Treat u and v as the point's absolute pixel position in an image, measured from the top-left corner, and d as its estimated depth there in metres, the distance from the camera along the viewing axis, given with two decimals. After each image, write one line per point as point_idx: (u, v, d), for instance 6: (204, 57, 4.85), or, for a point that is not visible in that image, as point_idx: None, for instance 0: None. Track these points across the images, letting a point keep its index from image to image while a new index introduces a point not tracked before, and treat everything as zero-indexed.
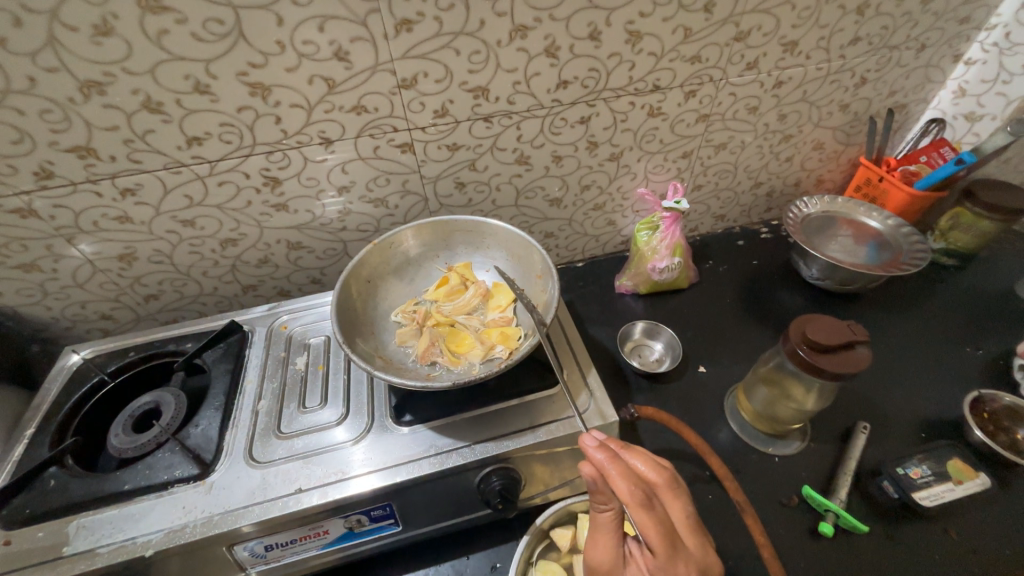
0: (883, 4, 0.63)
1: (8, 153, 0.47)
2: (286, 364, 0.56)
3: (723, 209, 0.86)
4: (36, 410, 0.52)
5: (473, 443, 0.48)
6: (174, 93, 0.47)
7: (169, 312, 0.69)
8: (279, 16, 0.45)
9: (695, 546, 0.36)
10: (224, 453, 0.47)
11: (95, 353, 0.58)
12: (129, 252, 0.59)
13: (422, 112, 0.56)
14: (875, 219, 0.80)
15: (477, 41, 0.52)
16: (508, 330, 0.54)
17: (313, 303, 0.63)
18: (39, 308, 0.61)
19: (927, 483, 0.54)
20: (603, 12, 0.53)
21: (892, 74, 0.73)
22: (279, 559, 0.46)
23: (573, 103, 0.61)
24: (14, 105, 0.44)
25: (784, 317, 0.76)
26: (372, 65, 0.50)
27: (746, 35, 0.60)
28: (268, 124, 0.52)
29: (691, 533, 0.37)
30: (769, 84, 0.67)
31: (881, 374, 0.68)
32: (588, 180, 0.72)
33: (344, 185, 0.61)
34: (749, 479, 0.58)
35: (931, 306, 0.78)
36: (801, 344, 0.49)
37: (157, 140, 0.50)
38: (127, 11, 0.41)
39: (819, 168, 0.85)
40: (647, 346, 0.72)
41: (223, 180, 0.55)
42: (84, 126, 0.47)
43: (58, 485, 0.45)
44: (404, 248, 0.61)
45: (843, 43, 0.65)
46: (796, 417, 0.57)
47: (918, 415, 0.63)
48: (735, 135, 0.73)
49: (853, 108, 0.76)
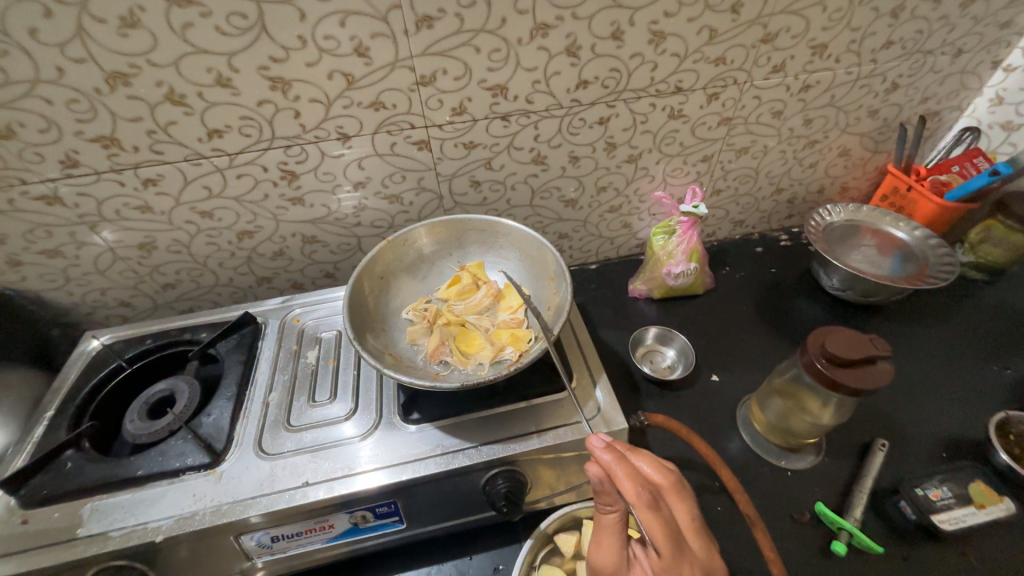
0: (919, 7, 0.60)
1: (35, 141, 0.48)
2: (297, 358, 0.56)
3: (742, 215, 0.84)
4: (56, 393, 0.53)
5: (480, 445, 0.47)
6: (197, 86, 0.48)
7: (186, 302, 0.70)
8: (301, 10, 0.45)
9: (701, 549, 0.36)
10: (234, 443, 0.48)
11: (114, 339, 0.59)
12: (149, 242, 0.60)
13: (440, 109, 0.56)
14: (901, 229, 0.77)
15: (498, 39, 0.51)
16: (519, 331, 0.54)
17: (326, 297, 0.64)
18: (61, 293, 0.62)
19: (947, 506, 0.52)
20: (627, 11, 0.52)
21: (926, 80, 0.70)
22: (284, 550, 0.46)
23: (593, 103, 0.60)
24: (43, 95, 0.45)
25: (801, 327, 0.74)
26: (391, 62, 0.50)
27: (773, 37, 0.59)
28: (287, 118, 0.52)
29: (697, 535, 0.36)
30: (795, 88, 0.65)
31: (903, 390, 0.66)
32: (605, 182, 0.71)
33: (360, 181, 0.61)
34: (759, 492, 0.56)
35: (958, 322, 0.75)
36: (820, 356, 0.48)
37: (178, 132, 0.51)
38: (154, 5, 0.42)
39: (844, 176, 0.82)
40: (659, 352, 0.71)
41: (241, 172, 0.56)
42: (109, 116, 0.48)
43: (75, 468, 0.46)
44: (418, 245, 0.61)
45: (875, 47, 0.63)
46: (811, 431, 0.55)
47: (940, 435, 0.61)
48: (758, 139, 0.71)
49: (883, 114, 0.73)
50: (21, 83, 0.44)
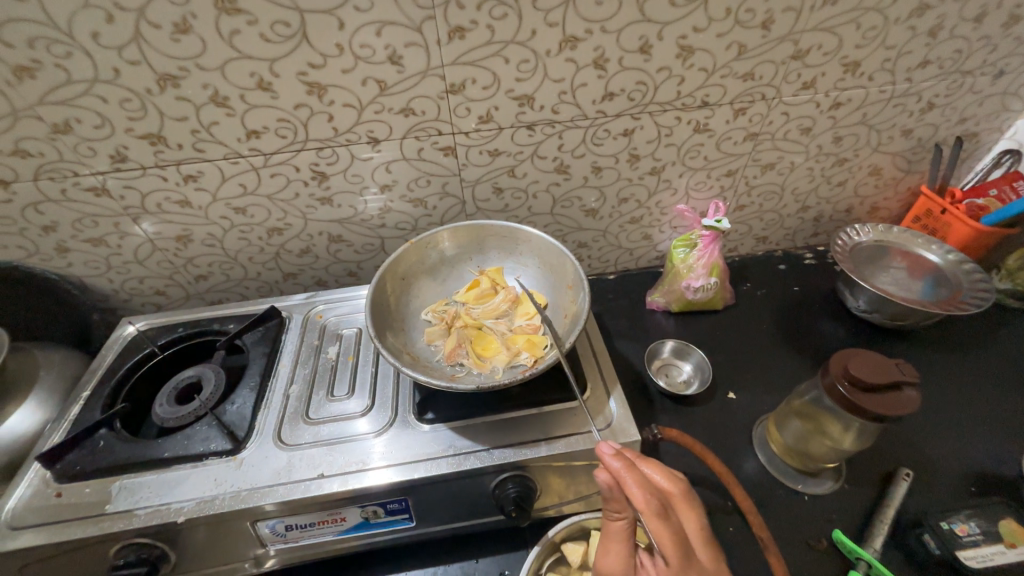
0: (959, 27, 0.59)
1: (89, 136, 0.51)
2: (318, 352, 0.58)
3: (766, 231, 0.83)
4: (92, 374, 0.56)
5: (491, 448, 0.48)
6: (240, 89, 0.50)
7: (215, 293, 0.73)
8: (340, 20, 0.47)
9: (709, 560, 0.36)
10: (255, 431, 0.50)
11: (148, 326, 0.62)
12: (186, 234, 0.63)
13: (467, 117, 0.57)
14: (934, 252, 0.75)
15: (527, 50, 0.52)
16: (535, 338, 0.54)
17: (349, 295, 0.66)
18: (102, 280, 0.66)
19: (975, 543, 0.49)
20: (656, 26, 0.52)
21: (964, 101, 0.68)
22: (297, 540, 0.47)
23: (618, 115, 0.61)
24: (99, 94, 0.48)
25: (824, 348, 0.72)
26: (422, 70, 0.52)
27: (804, 54, 0.58)
28: (321, 122, 0.54)
29: (706, 546, 0.36)
30: (826, 104, 0.65)
31: (930, 418, 0.64)
32: (626, 194, 0.71)
33: (387, 184, 0.63)
34: (775, 515, 0.55)
35: (994, 351, 0.72)
36: (842, 379, 0.46)
37: (220, 131, 0.53)
38: (205, 12, 0.44)
39: (874, 196, 0.80)
40: (675, 366, 0.70)
41: (275, 172, 0.58)
42: (158, 115, 0.51)
43: (107, 446, 0.48)
44: (440, 248, 0.63)
45: (910, 66, 0.62)
46: (831, 455, 0.54)
47: (969, 467, 0.58)
48: (785, 156, 0.71)
49: (917, 133, 0.71)
50: (80, 82, 0.47)
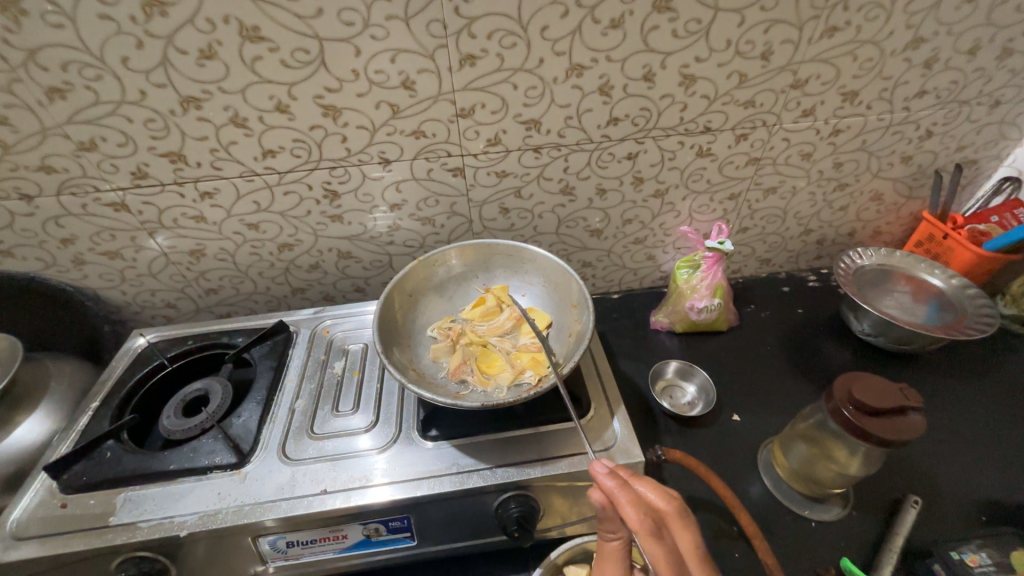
0: (953, 59, 0.61)
1: (113, 154, 0.53)
2: (324, 367, 0.58)
3: (769, 253, 0.84)
4: (102, 385, 0.57)
5: (495, 467, 0.48)
6: (258, 111, 0.52)
7: (224, 307, 0.74)
8: (357, 48, 0.49)
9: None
10: (260, 445, 0.50)
11: (158, 338, 0.63)
12: (199, 249, 0.65)
13: (476, 139, 0.59)
14: (937, 277, 0.75)
15: (535, 77, 0.54)
16: (540, 356, 0.55)
17: (355, 311, 0.66)
18: (116, 291, 0.67)
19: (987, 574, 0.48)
20: (659, 55, 0.55)
21: (961, 129, 0.70)
22: (297, 557, 0.47)
23: (622, 139, 0.62)
24: (126, 115, 0.50)
25: (828, 371, 0.72)
26: (434, 95, 0.54)
27: (803, 83, 0.60)
28: (335, 142, 0.56)
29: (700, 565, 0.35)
30: (825, 131, 0.66)
31: (939, 445, 0.63)
32: (630, 215, 0.72)
33: (396, 203, 0.64)
34: (781, 541, 0.54)
35: (1001, 377, 0.72)
36: (847, 402, 0.46)
37: (237, 150, 0.55)
38: (229, 39, 0.47)
39: (876, 220, 0.81)
40: (679, 387, 0.70)
41: (288, 190, 0.60)
42: (180, 135, 0.53)
43: (113, 457, 0.48)
44: (447, 265, 0.64)
45: (908, 95, 0.64)
46: (837, 480, 0.53)
47: (979, 496, 0.58)
48: (787, 180, 0.72)
49: (917, 160, 0.73)
50: (108, 102, 0.49)
